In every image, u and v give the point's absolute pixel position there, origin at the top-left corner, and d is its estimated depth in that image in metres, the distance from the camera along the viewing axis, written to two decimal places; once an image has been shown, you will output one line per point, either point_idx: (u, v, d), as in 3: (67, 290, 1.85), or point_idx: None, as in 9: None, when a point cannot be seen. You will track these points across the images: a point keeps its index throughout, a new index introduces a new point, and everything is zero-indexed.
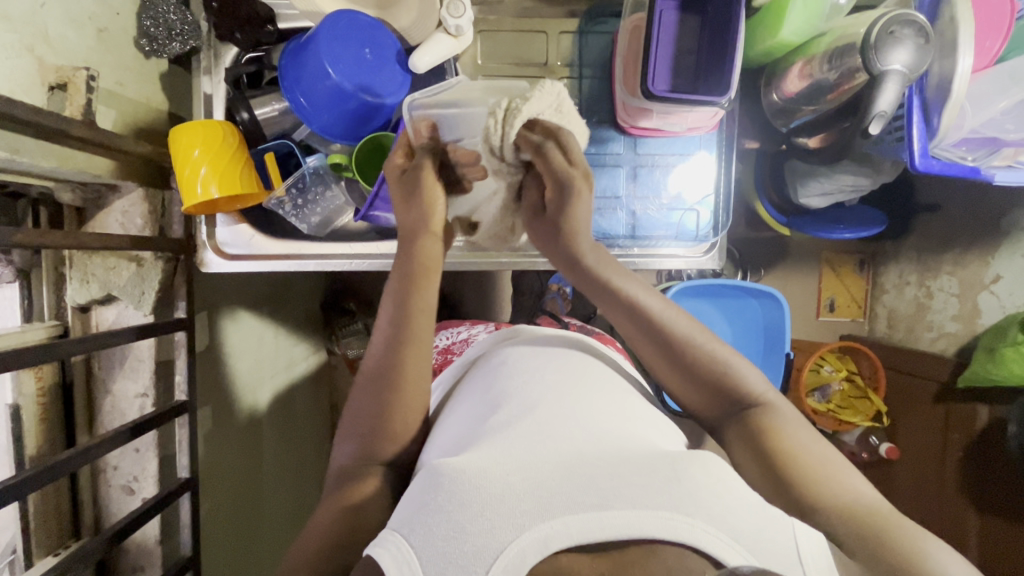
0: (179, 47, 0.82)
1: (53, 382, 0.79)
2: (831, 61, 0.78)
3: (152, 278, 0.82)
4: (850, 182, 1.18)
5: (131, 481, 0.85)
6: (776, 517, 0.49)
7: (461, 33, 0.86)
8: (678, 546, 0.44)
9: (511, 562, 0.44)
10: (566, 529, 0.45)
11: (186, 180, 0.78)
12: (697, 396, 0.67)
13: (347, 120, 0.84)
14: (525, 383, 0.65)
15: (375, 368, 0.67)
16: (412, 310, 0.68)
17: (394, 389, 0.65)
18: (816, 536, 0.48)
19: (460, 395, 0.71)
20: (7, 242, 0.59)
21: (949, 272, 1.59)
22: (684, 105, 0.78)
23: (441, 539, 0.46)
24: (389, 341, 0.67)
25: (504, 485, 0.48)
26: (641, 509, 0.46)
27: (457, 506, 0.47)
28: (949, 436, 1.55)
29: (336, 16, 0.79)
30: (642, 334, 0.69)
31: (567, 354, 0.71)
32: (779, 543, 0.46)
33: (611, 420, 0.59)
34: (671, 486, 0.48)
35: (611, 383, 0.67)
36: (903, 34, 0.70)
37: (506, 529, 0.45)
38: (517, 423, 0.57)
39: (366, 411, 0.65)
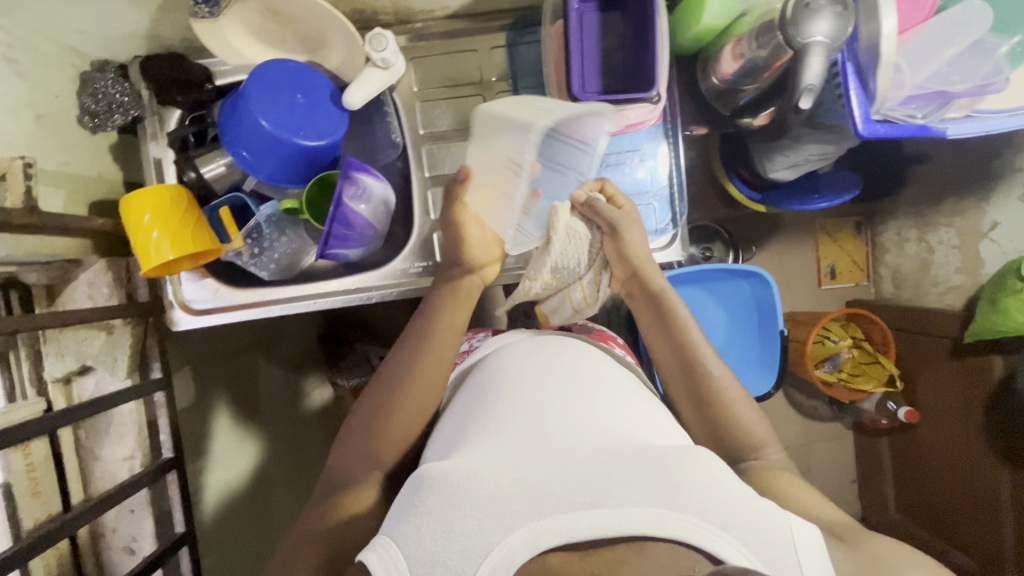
0: (121, 118, 0.85)
1: (46, 457, 0.81)
2: (759, 38, 0.76)
3: (123, 343, 0.84)
4: (815, 151, 1.13)
5: (132, 541, 0.87)
6: (777, 513, 0.52)
7: (390, 65, 0.85)
8: (667, 540, 0.47)
9: (501, 562, 0.47)
10: (555, 528, 0.48)
11: (141, 246, 0.80)
12: (701, 428, 0.76)
13: (292, 164, 0.85)
14: (517, 388, 0.68)
15: (393, 377, 0.73)
16: (438, 329, 0.76)
17: (400, 393, 0.72)
18: (811, 527, 0.51)
19: (454, 403, 0.75)
20: None
21: (947, 224, 1.58)
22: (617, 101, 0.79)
23: (430, 541, 0.50)
24: (412, 351, 0.75)
25: (495, 486, 0.52)
26: (631, 506, 0.48)
27: (448, 507, 0.51)
28: (969, 394, 1.49)
29: (264, 67, 0.81)
30: (681, 379, 0.78)
31: (562, 351, 0.76)
32: (770, 534, 0.49)
33: (606, 421, 0.61)
34: (661, 483, 0.51)
35: (606, 383, 0.70)
36: (819, 4, 0.68)
37: (496, 529, 0.49)
38: (511, 428, 0.61)
39: (385, 411, 0.71)
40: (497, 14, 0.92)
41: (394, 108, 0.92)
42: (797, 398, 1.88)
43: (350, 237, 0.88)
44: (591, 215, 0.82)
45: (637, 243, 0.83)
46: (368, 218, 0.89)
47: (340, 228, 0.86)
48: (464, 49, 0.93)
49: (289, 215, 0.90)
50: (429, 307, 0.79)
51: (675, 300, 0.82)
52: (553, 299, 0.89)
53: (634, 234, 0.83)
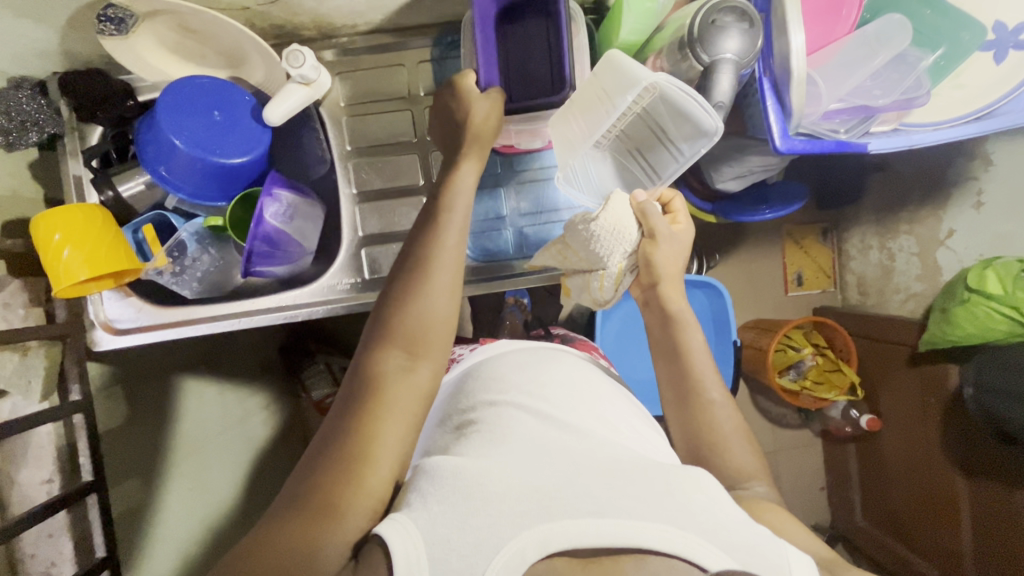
0: (38, 135, 0.84)
1: None
2: (674, 55, 0.76)
3: (37, 365, 0.83)
4: (759, 163, 1.14)
5: (49, 568, 0.85)
6: (770, 537, 0.54)
7: (312, 80, 0.84)
8: (668, 556, 0.50)
9: (511, 559, 0.49)
10: (565, 532, 0.50)
11: (52, 264, 0.79)
12: (687, 454, 0.74)
13: (211, 182, 0.84)
14: (518, 395, 0.70)
15: (377, 326, 0.65)
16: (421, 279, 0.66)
17: (381, 345, 0.64)
18: (808, 561, 0.53)
19: (449, 406, 0.75)
20: None
21: (906, 231, 1.58)
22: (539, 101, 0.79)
23: (444, 529, 0.51)
24: (393, 301, 0.66)
25: (505, 485, 0.54)
26: (637, 520, 0.51)
27: (460, 498, 0.53)
28: (927, 401, 1.49)
29: (179, 86, 0.80)
30: (675, 396, 0.76)
31: (555, 360, 0.78)
32: (770, 557, 0.52)
33: (610, 439, 0.65)
34: (667, 500, 0.54)
35: (602, 398, 0.74)
36: (726, 22, 0.68)
37: (506, 527, 0.51)
38: (518, 433, 0.63)
39: (385, 358, 0.63)
40: (424, 29, 0.92)
41: (320, 124, 0.91)
42: (765, 405, 1.87)
43: (273, 255, 0.87)
44: (640, 216, 0.77)
45: (668, 255, 0.78)
46: (292, 234, 0.88)
47: (262, 246, 0.84)
48: (392, 63, 0.92)
49: (215, 232, 0.89)
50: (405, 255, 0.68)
51: (686, 323, 0.79)
52: (577, 278, 0.86)
53: (665, 248, 0.78)
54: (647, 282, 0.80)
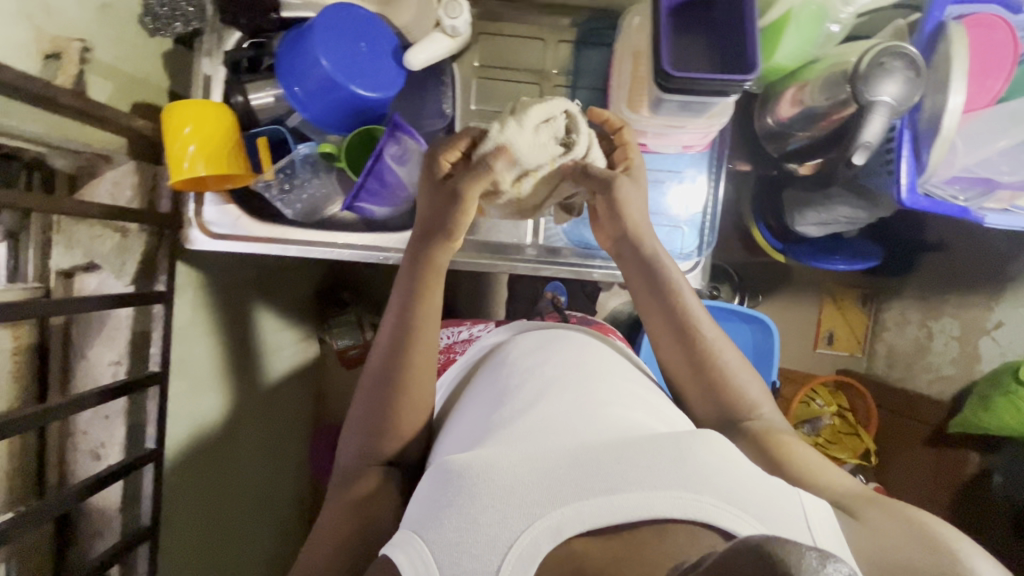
0: (182, 27, 0.84)
1: (31, 343, 0.81)
2: (824, 88, 0.77)
3: (134, 249, 0.84)
4: (846, 214, 1.14)
5: (98, 447, 0.86)
6: (786, 489, 0.51)
7: (458, 34, 0.85)
8: (688, 523, 0.46)
9: (526, 551, 0.46)
10: (577, 515, 0.47)
11: (174, 155, 0.80)
12: (701, 398, 0.74)
13: (339, 111, 0.85)
14: (525, 382, 0.69)
15: (381, 366, 0.72)
16: (416, 316, 0.73)
17: (396, 387, 0.70)
18: (823, 504, 0.51)
19: (469, 395, 0.76)
20: None
21: (952, 314, 1.59)
22: (705, 93, 0.69)
23: (454, 532, 0.48)
24: (391, 341, 0.73)
25: (513, 476, 0.50)
26: (650, 491, 0.47)
27: (468, 499, 0.49)
28: (938, 481, 1.50)
29: (335, 9, 0.81)
30: (678, 350, 0.76)
31: (567, 345, 0.77)
32: (788, 511, 0.49)
33: (611, 413, 0.62)
34: (676, 466, 0.49)
35: (621, 377, 0.72)
36: (894, 66, 0.69)
37: (517, 518, 0.47)
38: (524, 421, 0.61)
39: (377, 414, 0.70)
40: (573, 9, 0.92)
41: (451, 82, 0.92)
42: None
43: (381, 195, 0.88)
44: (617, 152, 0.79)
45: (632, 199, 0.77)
46: (403, 179, 0.87)
47: (372, 183, 0.85)
48: (530, 35, 0.92)
49: (325, 159, 0.89)
50: (413, 272, 0.75)
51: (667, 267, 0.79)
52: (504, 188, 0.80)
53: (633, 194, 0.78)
54: (614, 230, 0.80)
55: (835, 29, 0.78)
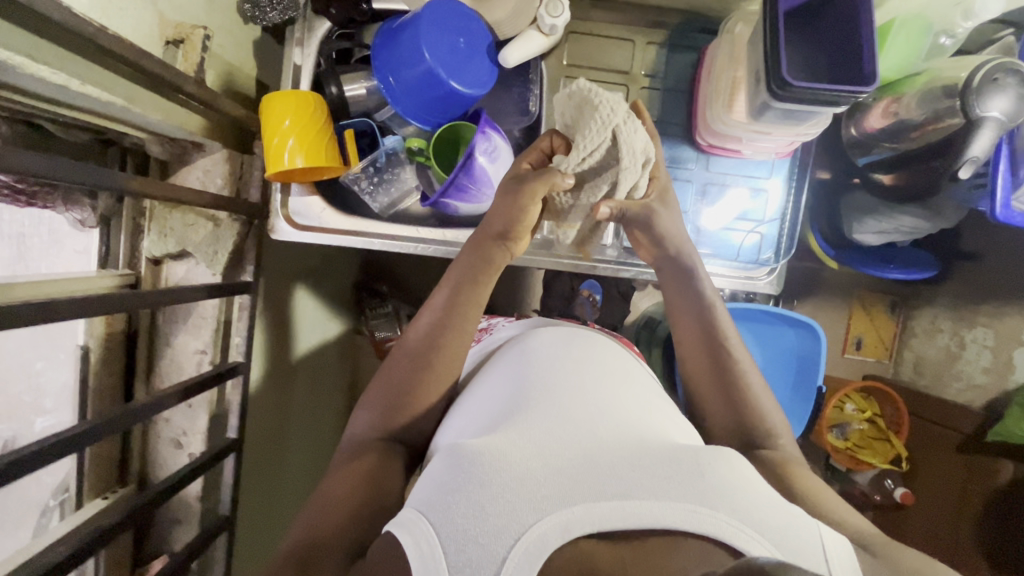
0: (278, 15, 0.83)
1: (121, 330, 0.81)
2: (922, 102, 0.78)
3: (226, 238, 0.83)
4: (908, 224, 1.09)
5: (181, 436, 0.86)
6: (802, 516, 0.49)
7: (554, 33, 0.85)
8: (700, 538, 0.44)
9: (533, 546, 0.43)
10: (588, 515, 0.45)
11: (274, 148, 0.79)
12: (720, 409, 0.73)
13: (432, 106, 0.85)
14: (543, 368, 0.66)
15: (415, 346, 0.71)
16: (466, 302, 0.72)
17: (428, 368, 0.69)
18: (844, 541, 0.48)
19: (482, 375, 0.73)
20: (121, 186, 0.61)
21: (984, 323, 1.46)
22: (814, 103, 0.70)
23: (462, 517, 0.46)
24: (433, 322, 0.72)
25: (526, 469, 0.48)
26: (665, 501, 0.46)
27: (477, 486, 0.47)
28: (969, 489, 1.41)
29: (437, 3, 0.80)
30: (704, 359, 0.75)
31: (588, 340, 0.74)
32: (806, 541, 0.46)
33: (628, 412, 0.59)
34: (694, 480, 0.48)
35: (647, 386, 0.70)
36: (1006, 83, 0.70)
37: (528, 512, 0.45)
38: (539, 407, 0.58)
39: (403, 391, 0.69)
40: (661, 11, 0.92)
41: (538, 79, 0.92)
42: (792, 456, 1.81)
43: (468, 192, 0.86)
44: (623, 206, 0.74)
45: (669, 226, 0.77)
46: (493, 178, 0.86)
47: (463, 179, 0.84)
48: (619, 36, 0.93)
49: (410, 154, 0.89)
50: (467, 266, 0.74)
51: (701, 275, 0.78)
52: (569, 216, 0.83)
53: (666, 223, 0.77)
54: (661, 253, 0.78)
55: (945, 43, 0.79)
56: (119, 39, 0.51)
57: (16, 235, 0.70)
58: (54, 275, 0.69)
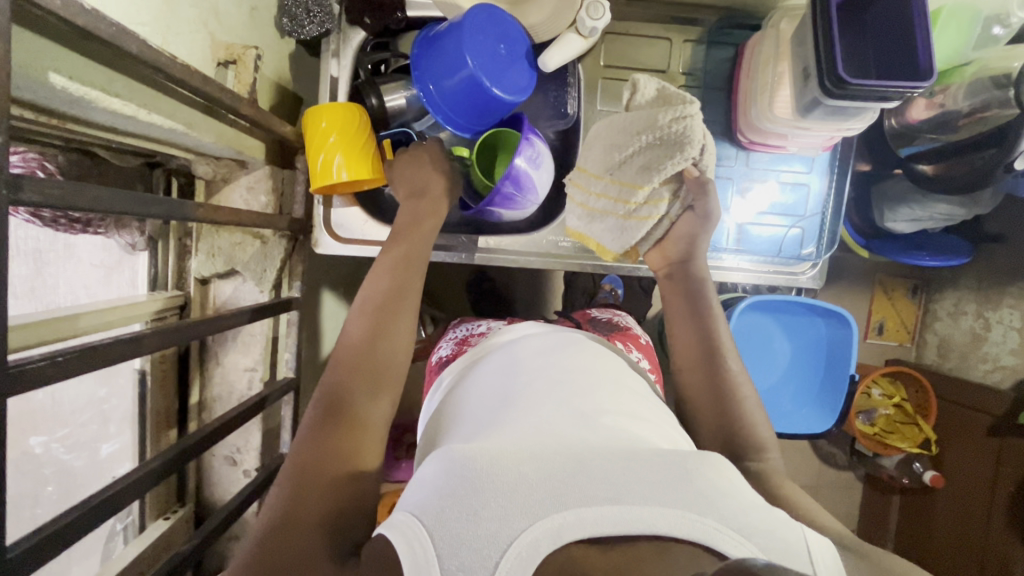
0: (315, 28, 0.82)
1: (174, 351, 0.82)
2: (968, 93, 0.78)
3: (274, 255, 0.83)
4: (941, 211, 1.07)
5: (235, 453, 0.86)
6: (788, 521, 0.46)
7: (593, 34, 0.84)
8: (689, 544, 0.41)
9: (524, 552, 0.40)
10: (580, 520, 0.41)
11: (319, 163, 0.79)
12: (711, 416, 0.68)
13: (473, 114, 0.84)
14: (530, 375, 0.62)
15: (368, 314, 0.63)
16: (412, 267, 0.67)
17: (384, 333, 0.62)
18: (828, 542, 0.45)
19: (466, 381, 0.68)
20: (190, 216, 0.56)
21: (1012, 304, 1.38)
22: (869, 100, 0.69)
23: (454, 524, 0.41)
24: (382, 289, 0.65)
25: (517, 473, 0.44)
26: (653, 505, 0.43)
27: (470, 490, 0.43)
28: (1001, 471, 1.34)
29: (477, 10, 0.79)
30: (700, 365, 0.71)
31: (575, 345, 0.70)
32: (790, 540, 0.43)
33: (617, 417, 0.56)
34: (683, 484, 0.45)
35: (625, 380, 0.66)
36: None
37: (519, 517, 0.41)
38: (528, 418, 0.55)
39: (364, 357, 0.60)
40: (697, 8, 0.92)
41: (576, 82, 0.90)
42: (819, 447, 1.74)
43: (514, 200, 0.84)
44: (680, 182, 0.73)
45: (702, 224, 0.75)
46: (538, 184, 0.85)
47: (509, 187, 0.82)
48: (656, 35, 0.92)
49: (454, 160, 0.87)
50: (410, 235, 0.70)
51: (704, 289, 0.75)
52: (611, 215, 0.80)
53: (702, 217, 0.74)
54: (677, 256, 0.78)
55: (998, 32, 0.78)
56: (186, 68, 0.51)
57: (30, 250, 0.70)
58: (110, 301, 0.69)
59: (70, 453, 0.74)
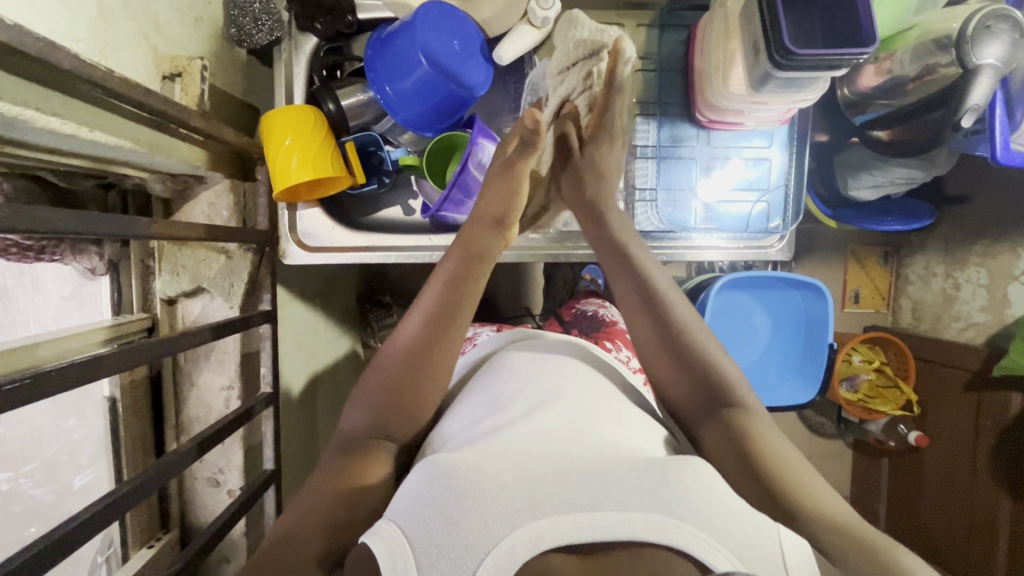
0: (264, 37, 0.81)
1: (144, 375, 0.79)
2: (914, 57, 0.80)
3: (240, 270, 0.81)
4: (902, 175, 1.10)
5: (217, 474, 0.85)
6: (764, 520, 0.47)
7: (545, 25, 0.84)
8: (666, 550, 0.42)
9: (502, 559, 0.41)
10: (557, 527, 0.42)
11: (278, 168, 0.78)
12: (682, 388, 0.67)
13: (432, 112, 0.84)
14: (524, 390, 0.64)
15: (402, 350, 0.65)
16: (461, 296, 0.68)
17: (418, 372, 0.64)
18: (804, 543, 0.45)
19: (464, 396, 0.70)
20: (145, 234, 0.56)
21: (977, 263, 1.41)
22: (818, 70, 0.71)
23: (434, 533, 0.43)
24: (421, 320, 0.67)
25: (498, 483, 0.45)
26: (630, 511, 0.43)
27: (450, 499, 0.44)
28: (981, 424, 1.37)
29: (427, 7, 0.78)
30: (649, 328, 0.69)
31: (573, 359, 0.71)
32: (766, 547, 0.43)
33: (610, 430, 0.58)
34: (659, 488, 0.45)
35: (614, 391, 0.68)
36: (998, 29, 0.71)
37: (499, 525, 0.42)
38: (517, 426, 0.56)
39: (390, 391, 0.64)
40: None
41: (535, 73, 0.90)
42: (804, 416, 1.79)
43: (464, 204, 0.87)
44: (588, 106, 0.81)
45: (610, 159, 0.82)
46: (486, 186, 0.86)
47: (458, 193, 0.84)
48: (609, 22, 0.93)
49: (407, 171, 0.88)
50: (456, 273, 0.70)
51: (648, 267, 0.73)
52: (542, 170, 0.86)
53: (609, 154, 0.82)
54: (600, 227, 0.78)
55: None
56: (125, 81, 0.50)
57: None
58: (72, 328, 0.67)
59: (39, 487, 0.71)
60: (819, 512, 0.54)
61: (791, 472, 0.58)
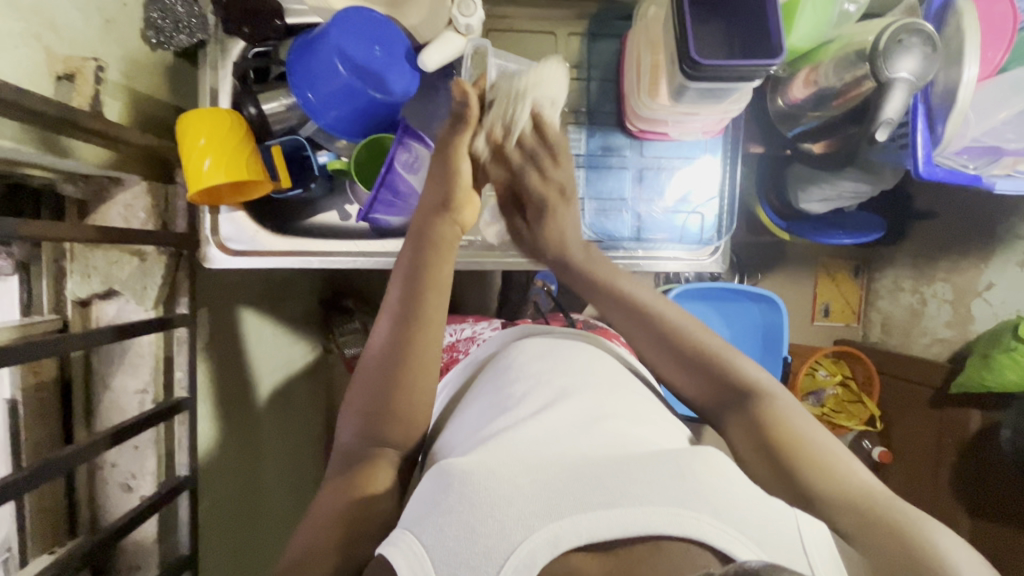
0: (185, 39, 0.82)
1: (53, 376, 0.78)
2: (837, 69, 0.79)
3: (154, 272, 0.82)
4: (850, 188, 1.08)
5: (130, 478, 0.84)
6: (780, 508, 0.45)
7: (471, 32, 0.84)
8: (685, 541, 0.40)
9: (521, 564, 0.40)
10: (576, 528, 0.41)
11: (191, 168, 0.77)
12: (700, 388, 0.68)
13: (355, 117, 0.84)
14: (530, 387, 0.62)
15: (382, 352, 0.64)
16: (426, 287, 0.65)
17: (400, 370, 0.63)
18: (822, 528, 0.44)
19: (467, 399, 0.68)
20: (13, 233, 0.54)
21: (943, 278, 1.40)
22: (732, 79, 0.70)
23: (453, 541, 0.42)
24: (400, 318, 0.64)
25: (513, 486, 0.43)
26: (648, 505, 0.41)
27: (466, 506, 0.43)
28: (943, 441, 1.35)
29: (347, 13, 0.79)
30: (639, 332, 0.71)
31: (572, 350, 0.70)
32: (785, 536, 0.42)
33: (618, 425, 0.56)
34: (676, 481, 0.43)
35: (626, 385, 0.66)
36: (911, 42, 0.71)
37: (515, 529, 0.41)
38: (527, 427, 0.55)
39: (386, 393, 0.62)
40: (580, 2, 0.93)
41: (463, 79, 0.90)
42: None
43: (394, 205, 0.86)
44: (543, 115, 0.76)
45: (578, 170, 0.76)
46: (416, 187, 0.85)
47: (386, 194, 0.83)
48: (541, 30, 0.93)
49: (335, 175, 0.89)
50: (411, 263, 0.67)
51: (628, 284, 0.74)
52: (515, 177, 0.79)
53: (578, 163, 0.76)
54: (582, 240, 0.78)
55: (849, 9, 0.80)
56: None
57: None
58: None
59: None
60: (844, 502, 0.53)
61: (813, 454, 0.58)
